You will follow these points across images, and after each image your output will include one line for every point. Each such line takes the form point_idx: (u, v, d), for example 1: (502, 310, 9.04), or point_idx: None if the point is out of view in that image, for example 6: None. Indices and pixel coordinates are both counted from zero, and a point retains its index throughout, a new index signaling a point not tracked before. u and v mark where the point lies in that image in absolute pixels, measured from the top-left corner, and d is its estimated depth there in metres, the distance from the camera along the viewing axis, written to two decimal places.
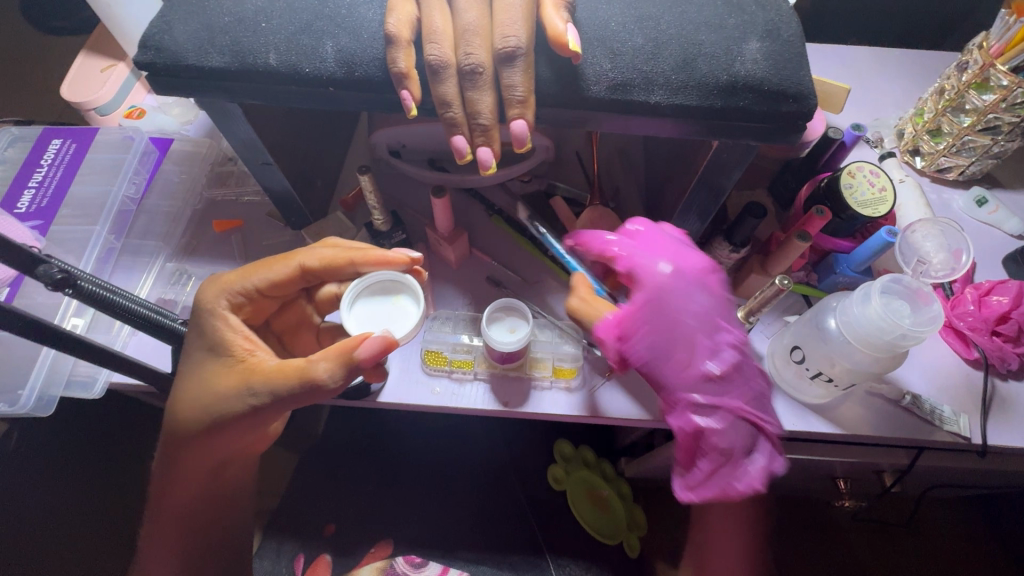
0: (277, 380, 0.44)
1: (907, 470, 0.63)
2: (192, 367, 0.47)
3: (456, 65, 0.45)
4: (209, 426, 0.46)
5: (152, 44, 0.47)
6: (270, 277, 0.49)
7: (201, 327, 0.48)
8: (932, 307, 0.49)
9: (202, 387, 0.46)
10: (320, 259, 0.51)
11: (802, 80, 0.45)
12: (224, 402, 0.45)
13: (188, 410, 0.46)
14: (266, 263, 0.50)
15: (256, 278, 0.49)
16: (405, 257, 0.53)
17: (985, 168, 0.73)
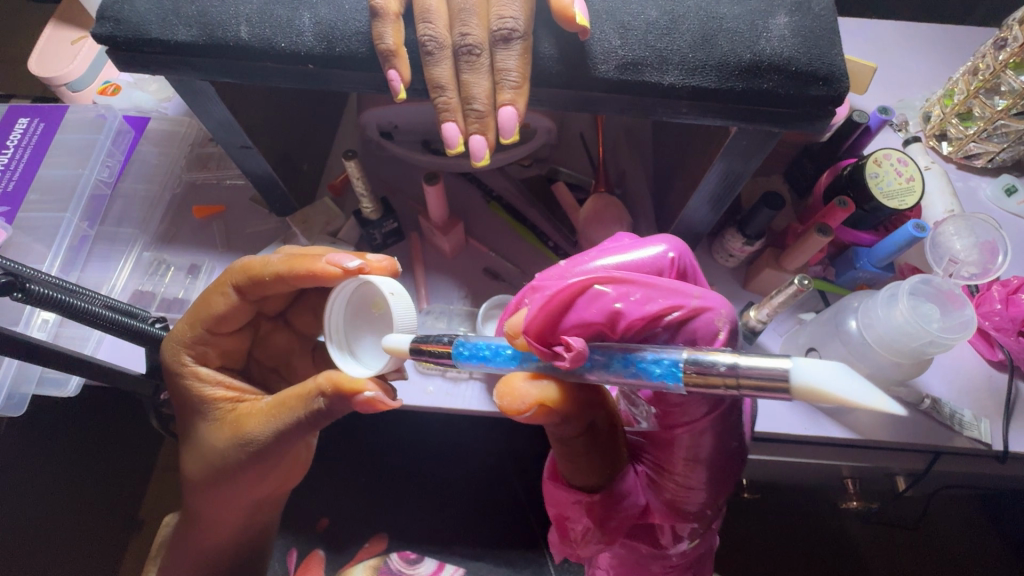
0: (267, 421, 0.43)
1: (921, 474, 0.60)
2: (193, 432, 0.47)
3: (451, 45, 0.41)
4: (218, 476, 0.46)
5: (111, 15, 0.43)
6: (209, 312, 0.46)
7: (172, 380, 0.47)
8: (963, 311, 0.45)
9: (206, 451, 0.46)
10: (244, 274, 0.45)
11: (834, 60, 0.40)
12: (225, 456, 0.45)
13: (196, 466, 0.46)
14: (202, 298, 0.46)
15: (200, 318, 0.46)
16: (334, 268, 0.43)
17: (1017, 155, 0.69)
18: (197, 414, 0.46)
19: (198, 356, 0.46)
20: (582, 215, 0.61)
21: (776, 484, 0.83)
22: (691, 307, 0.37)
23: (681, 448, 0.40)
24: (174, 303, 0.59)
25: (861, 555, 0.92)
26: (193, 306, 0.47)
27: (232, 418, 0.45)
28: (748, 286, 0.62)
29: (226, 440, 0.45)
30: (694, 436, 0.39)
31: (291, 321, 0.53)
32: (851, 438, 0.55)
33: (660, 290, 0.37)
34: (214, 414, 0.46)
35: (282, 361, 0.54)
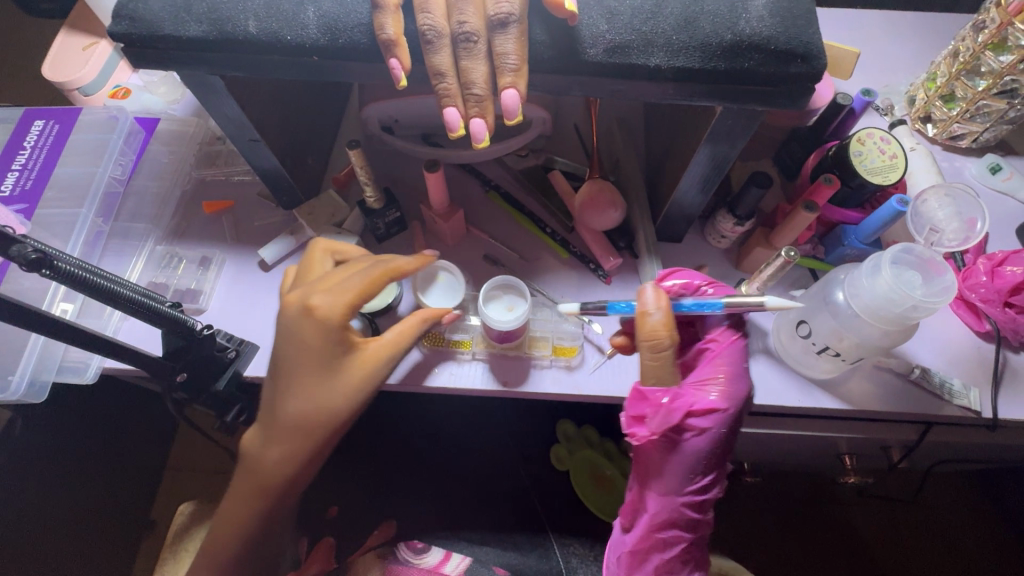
0: (403, 346, 0.50)
1: (914, 446, 0.62)
2: (292, 387, 0.47)
3: (449, 34, 0.42)
4: (339, 408, 0.47)
5: (126, 13, 0.45)
6: (365, 286, 0.48)
7: (317, 323, 0.46)
8: (944, 277, 0.47)
9: (319, 393, 0.47)
10: (395, 267, 0.50)
11: (812, 38, 0.42)
12: (353, 388, 0.48)
13: (303, 415, 0.47)
14: (365, 278, 0.48)
15: (356, 285, 0.48)
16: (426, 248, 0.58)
17: (1000, 135, 0.71)
18: (328, 358, 0.47)
19: (351, 308, 0.47)
20: (578, 201, 0.63)
21: (775, 464, 0.84)
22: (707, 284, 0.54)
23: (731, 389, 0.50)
24: (187, 294, 0.61)
25: (857, 527, 0.94)
26: (337, 278, 0.49)
27: (366, 358, 0.49)
28: (741, 265, 0.64)
29: (360, 375, 0.48)
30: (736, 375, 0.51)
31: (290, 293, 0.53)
32: (844, 408, 0.57)
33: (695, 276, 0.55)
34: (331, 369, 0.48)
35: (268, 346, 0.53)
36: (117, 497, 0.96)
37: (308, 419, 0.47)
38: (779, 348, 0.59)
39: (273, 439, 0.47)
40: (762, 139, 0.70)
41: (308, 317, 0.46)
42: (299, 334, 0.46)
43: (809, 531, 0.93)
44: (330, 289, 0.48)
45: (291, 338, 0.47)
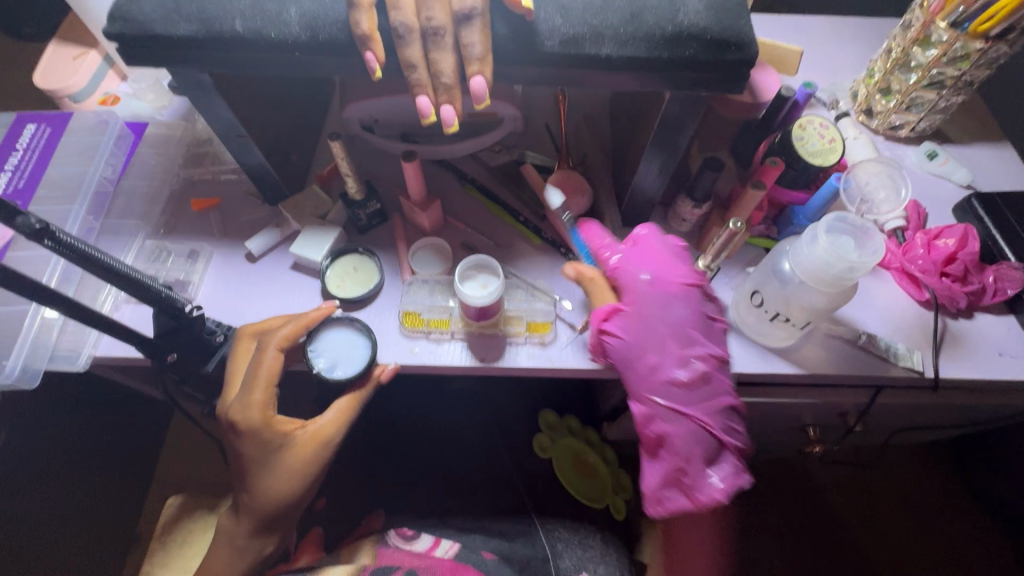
0: (344, 422, 0.57)
1: (868, 409, 0.67)
2: (259, 472, 0.56)
3: (419, 29, 0.46)
4: (303, 487, 0.57)
5: (120, 15, 0.49)
6: (269, 375, 0.55)
7: (247, 433, 0.55)
8: (875, 242, 0.52)
9: (277, 478, 0.56)
10: (282, 341, 0.56)
11: (743, 28, 0.47)
12: (306, 471, 0.56)
13: (266, 498, 0.56)
14: (256, 374, 0.55)
15: (261, 381, 0.55)
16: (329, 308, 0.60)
17: (935, 124, 0.77)
18: (275, 447, 0.55)
19: (265, 408, 0.55)
20: (548, 188, 0.68)
21: (749, 441, 0.89)
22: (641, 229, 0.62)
23: (655, 322, 0.55)
24: (176, 284, 0.64)
25: (827, 498, 1.02)
26: (244, 377, 0.56)
27: (306, 439, 0.56)
28: (701, 246, 0.69)
29: (309, 455, 0.56)
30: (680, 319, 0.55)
31: None
32: (800, 373, 0.61)
33: (636, 265, 0.58)
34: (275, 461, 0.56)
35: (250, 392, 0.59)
36: (104, 503, 0.97)
37: (278, 500, 0.56)
38: (737, 320, 0.63)
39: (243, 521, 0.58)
40: (718, 131, 0.75)
41: (240, 433, 0.55)
42: (243, 447, 0.56)
43: (785, 507, 1.01)
44: (243, 394, 0.55)
45: (239, 450, 0.56)
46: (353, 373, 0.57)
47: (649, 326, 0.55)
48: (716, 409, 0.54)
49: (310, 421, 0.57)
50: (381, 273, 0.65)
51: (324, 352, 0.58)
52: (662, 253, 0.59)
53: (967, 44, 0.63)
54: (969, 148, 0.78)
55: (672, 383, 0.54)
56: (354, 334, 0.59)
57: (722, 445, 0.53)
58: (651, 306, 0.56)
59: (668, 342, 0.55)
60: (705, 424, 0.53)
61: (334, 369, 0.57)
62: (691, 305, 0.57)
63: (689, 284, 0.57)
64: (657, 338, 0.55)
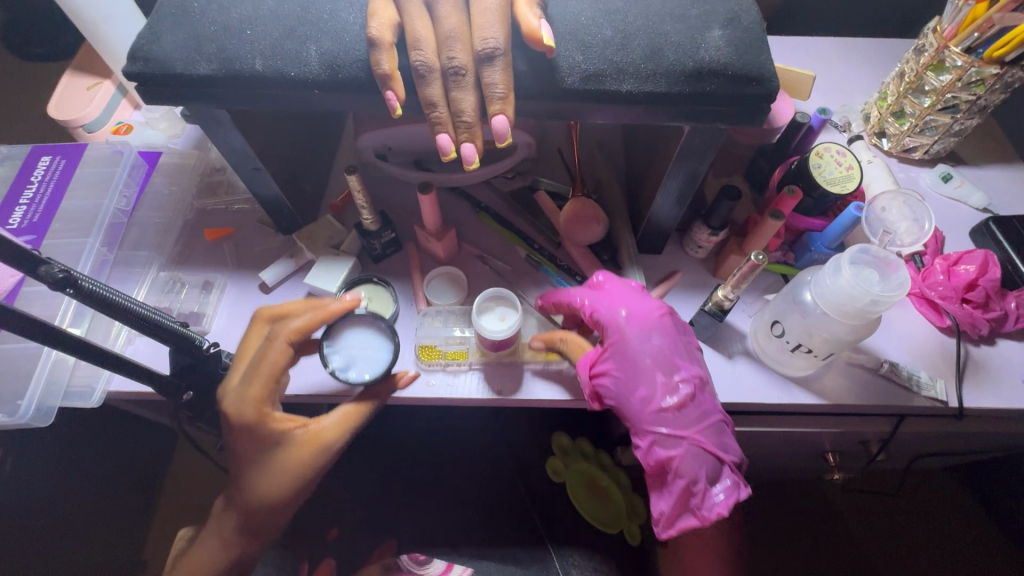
0: (348, 429, 0.54)
1: (890, 438, 0.66)
2: (260, 460, 0.52)
3: (439, 68, 0.46)
4: (295, 487, 0.53)
5: (140, 55, 0.49)
6: (274, 367, 0.52)
7: (239, 426, 0.51)
8: (899, 274, 0.51)
9: (274, 472, 0.52)
10: (295, 332, 0.52)
11: (764, 64, 0.47)
12: (301, 472, 0.52)
13: (265, 489, 0.52)
14: (260, 361, 0.51)
15: (263, 372, 0.51)
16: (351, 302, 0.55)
17: (949, 146, 0.77)
18: (275, 438, 0.52)
19: (263, 402, 0.51)
20: (563, 218, 0.68)
21: (765, 466, 0.88)
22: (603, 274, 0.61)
23: (635, 356, 0.54)
24: (191, 317, 0.63)
25: (844, 520, 1.01)
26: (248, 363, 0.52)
27: (306, 438, 0.53)
28: (717, 273, 0.68)
29: (307, 455, 0.53)
30: (655, 348, 0.54)
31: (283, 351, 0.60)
32: (822, 403, 0.61)
33: (609, 306, 0.57)
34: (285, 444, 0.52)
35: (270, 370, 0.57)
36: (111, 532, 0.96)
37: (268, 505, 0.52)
38: (756, 349, 0.63)
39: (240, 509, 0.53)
40: (732, 156, 0.75)
41: (232, 427, 0.51)
42: (235, 440, 0.51)
43: (801, 530, 1.00)
44: (242, 381, 0.51)
45: (230, 442, 0.52)
46: (362, 380, 0.53)
47: (631, 360, 0.54)
48: (709, 426, 0.52)
49: (312, 421, 0.54)
50: (396, 302, 0.65)
51: (343, 351, 0.55)
52: (626, 292, 0.58)
53: (982, 70, 0.63)
54: (983, 171, 0.78)
55: (668, 412, 0.52)
56: (377, 339, 0.56)
57: (724, 466, 0.51)
58: (627, 340, 0.54)
59: (649, 370, 0.53)
60: (703, 443, 0.51)
61: (347, 371, 0.54)
62: (667, 335, 0.55)
63: (664, 316, 0.57)
64: (642, 372, 0.53)
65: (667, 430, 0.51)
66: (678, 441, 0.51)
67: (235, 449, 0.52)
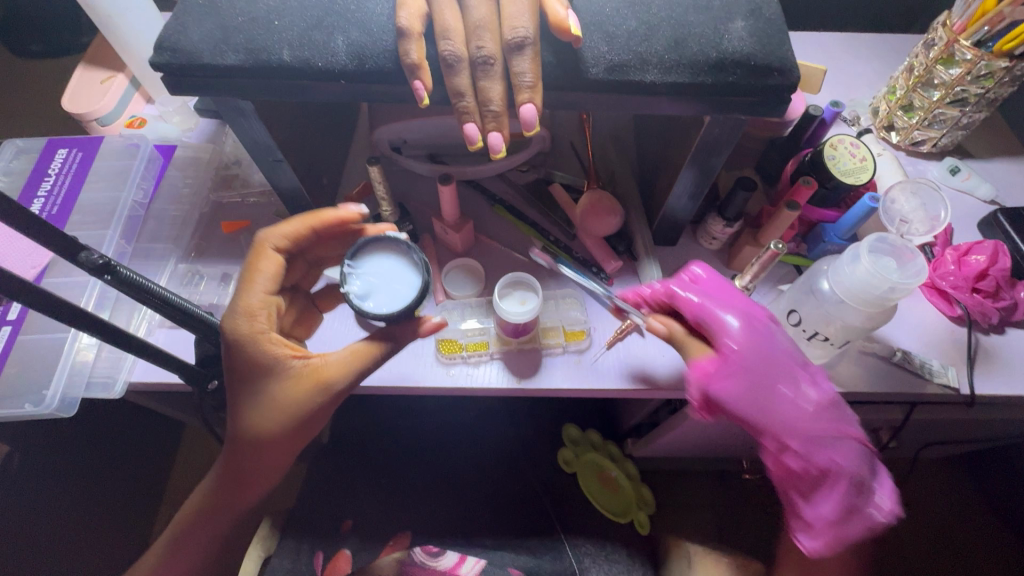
0: (351, 365, 0.49)
1: (902, 425, 0.67)
2: (252, 394, 0.48)
3: (467, 58, 0.47)
4: (290, 428, 0.48)
5: (168, 45, 0.49)
6: (266, 275, 0.50)
7: (233, 345, 0.48)
8: (916, 261, 0.52)
9: (268, 405, 0.48)
10: (284, 237, 0.51)
11: (785, 54, 0.48)
12: (298, 408, 0.48)
13: (254, 427, 0.48)
14: (250, 271, 0.50)
15: (258, 278, 0.50)
16: (349, 209, 0.54)
17: (956, 140, 0.78)
18: (269, 363, 0.48)
19: (256, 312, 0.48)
20: (579, 210, 0.68)
21: None
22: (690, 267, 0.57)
23: (759, 353, 0.51)
24: (211, 309, 0.64)
25: None
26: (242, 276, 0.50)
27: (309, 371, 0.48)
28: (731, 264, 0.69)
29: (309, 391, 0.48)
30: (767, 337, 0.52)
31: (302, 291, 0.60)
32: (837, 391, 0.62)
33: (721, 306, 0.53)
34: (285, 375, 0.48)
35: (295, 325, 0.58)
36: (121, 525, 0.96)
37: (265, 439, 0.48)
38: None
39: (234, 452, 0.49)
40: (744, 150, 0.76)
41: (228, 346, 0.48)
42: (230, 360, 0.48)
43: None
44: (240, 292, 0.49)
45: (227, 364, 0.48)
46: (368, 310, 0.47)
47: (754, 354, 0.50)
48: (850, 416, 0.52)
49: (316, 353, 0.49)
50: None
51: (368, 277, 0.51)
52: (727, 288, 0.55)
53: (991, 63, 0.64)
54: (990, 164, 0.79)
55: (801, 405, 0.50)
56: (410, 274, 0.51)
57: (864, 445, 0.50)
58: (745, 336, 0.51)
59: (769, 363, 0.51)
60: (843, 428, 0.50)
61: (361, 298, 0.49)
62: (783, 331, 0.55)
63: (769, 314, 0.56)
64: (768, 367, 0.50)
65: (804, 426, 0.49)
66: (822, 435, 0.49)
67: (229, 373, 0.48)
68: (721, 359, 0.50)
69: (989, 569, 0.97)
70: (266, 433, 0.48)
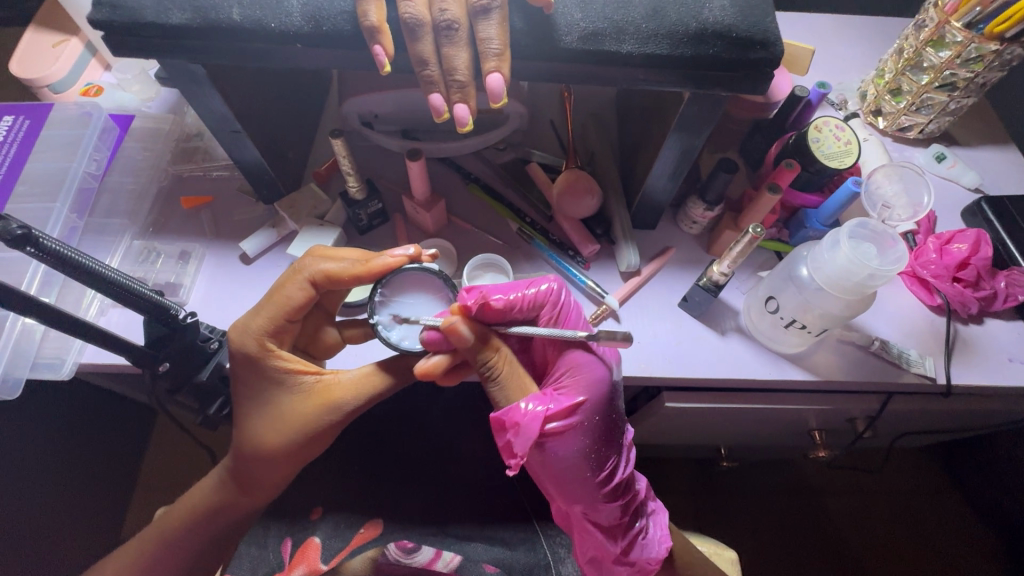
0: (359, 389, 0.51)
1: (878, 415, 0.66)
2: (267, 405, 0.52)
3: (430, 21, 0.43)
4: (298, 441, 0.52)
5: (107, 1, 0.45)
6: (290, 301, 0.51)
7: (246, 358, 0.51)
8: (897, 248, 0.51)
9: (279, 418, 0.52)
10: (320, 274, 0.51)
11: (769, 26, 0.45)
12: (308, 423, 0.52)
13: (264, 438, 0.52)
14: (277, 291, 0.52)
15: (276, 305, 0.51)
16: (400, 259, 0.51)
17: (943, 126, 0.76)
18: (284, 381, 0.52)
19: (262, 336, 0.51)
20: (555, 190, 0.65)
21: (750, 444, 0.89)
22: (554, 285, 0.53)
23: (589, 423, 0.52)
24: (166, 287, 0.61)
25: (822, 496, 1.03)
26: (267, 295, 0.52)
27: (320, 388, 0.52)
28: (711, 249, 0.67)
29: (317, 406, 0.52)
30: (597, 412, 0.52)
31: (323, 304, 0.57)
32: (814, 380, 0.60)
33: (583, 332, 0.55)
34: (300, 388, 0.52)
35: (313, 345, 0.57)
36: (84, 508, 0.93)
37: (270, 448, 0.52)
38: (750, 325, 0.62)
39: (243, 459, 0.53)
40: (728, 132, 0.74)
41: (245, 359, 0.51)
42: (243, 373, 0.52)
43: (781, 505, 1.02)
44: (257, 309, 0.52)
45: (241, 376, 0.52)
46: (404, 348, 0.50)
47: (564, 422, 0.51)
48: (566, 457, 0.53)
49: (329, 371, 0.53)
50: None
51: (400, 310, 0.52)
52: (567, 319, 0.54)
53: (981, 46, 0.62)
54: (976, 151, 0.77)
55: (582, 472, 0.52)
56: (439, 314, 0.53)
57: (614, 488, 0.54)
58: (570, 405, 0.51)
59: (599, 436, 0.52)
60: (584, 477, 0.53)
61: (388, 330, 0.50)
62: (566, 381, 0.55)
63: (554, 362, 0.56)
64: (587, 440, 0.52)
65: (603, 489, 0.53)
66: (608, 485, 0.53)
67: (242, 383, 0.53)
68: (531, 416, 0.48)
69: (952, 551, 1.00)
70: (276, 445, 0.52)
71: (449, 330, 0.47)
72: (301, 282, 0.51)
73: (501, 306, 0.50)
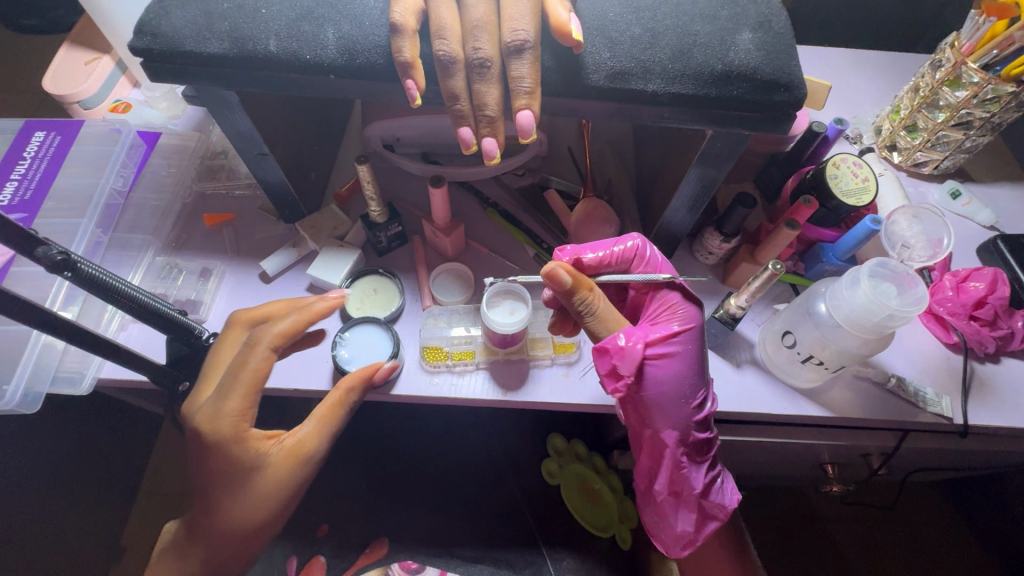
0: (325, 435, 0.51)
1: (893, 452, 0.66)
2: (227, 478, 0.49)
3: (463, 59, 0.44)
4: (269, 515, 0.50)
5: (148, 29, 0.47)
6: (257, 375, 0.49)
7: (218, 438, 0.48)
8: (917, 289, 0.51)
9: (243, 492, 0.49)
10: (275, 340, 0.50)
11: (792, 70, 0.46)
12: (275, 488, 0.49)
13: (228, 515, 0.49)
14: (242, 372, 0.48)
15: (243, 381, 0.48)
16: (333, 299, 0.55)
17: (958, 163, 0.77)
18: (243, 460, 0.48)
19: (240, 416, 0.48)
20: (573, 218, 0.66)
21: (762, 475, 0.88)
22: (641, 244, 0.56)
23: (686, 350, 0.52)
24: (187, 305, 0.61)
25: (834, 532, 1.02)
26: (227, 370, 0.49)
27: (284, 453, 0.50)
28: (727, 280, 0.67)
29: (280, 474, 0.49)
30: (692, 340, 0.52)
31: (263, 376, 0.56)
32: (828, 416, 0.60)
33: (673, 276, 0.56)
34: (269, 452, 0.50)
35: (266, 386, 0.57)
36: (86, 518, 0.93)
37: (240, 517, 0.49)
38: (765, 358, 0.62)
39: (195, 540, 0.50)
40: (744, 163, 0.75)
41: (204, 443, 0.48)
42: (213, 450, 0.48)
43: (791, 538, 1.01)
44: (218, 393, 0.49)
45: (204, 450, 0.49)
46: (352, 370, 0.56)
47: (666, 345, 0.51)
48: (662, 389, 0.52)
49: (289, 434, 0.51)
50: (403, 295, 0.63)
51: (358, 344, 0.58)
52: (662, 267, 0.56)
53: (997, 88, 0.62)
54: (991, 188, 0.78)
55: (680, 401, 0.51)
56: (384, 344, 0.58)
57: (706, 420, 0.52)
58: (665, 331, 0.52)
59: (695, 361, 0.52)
60: (680, 407, 0.51)
61: (347, 363, 0.57)
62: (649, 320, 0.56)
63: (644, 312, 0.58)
64: (686, 367, 0.51)
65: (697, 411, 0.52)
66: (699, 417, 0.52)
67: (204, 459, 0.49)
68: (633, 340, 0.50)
69: None
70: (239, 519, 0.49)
71: (550, 275, 0.49)
72: (261, 349, 0.49)
73: (594, 263, 0.56)
